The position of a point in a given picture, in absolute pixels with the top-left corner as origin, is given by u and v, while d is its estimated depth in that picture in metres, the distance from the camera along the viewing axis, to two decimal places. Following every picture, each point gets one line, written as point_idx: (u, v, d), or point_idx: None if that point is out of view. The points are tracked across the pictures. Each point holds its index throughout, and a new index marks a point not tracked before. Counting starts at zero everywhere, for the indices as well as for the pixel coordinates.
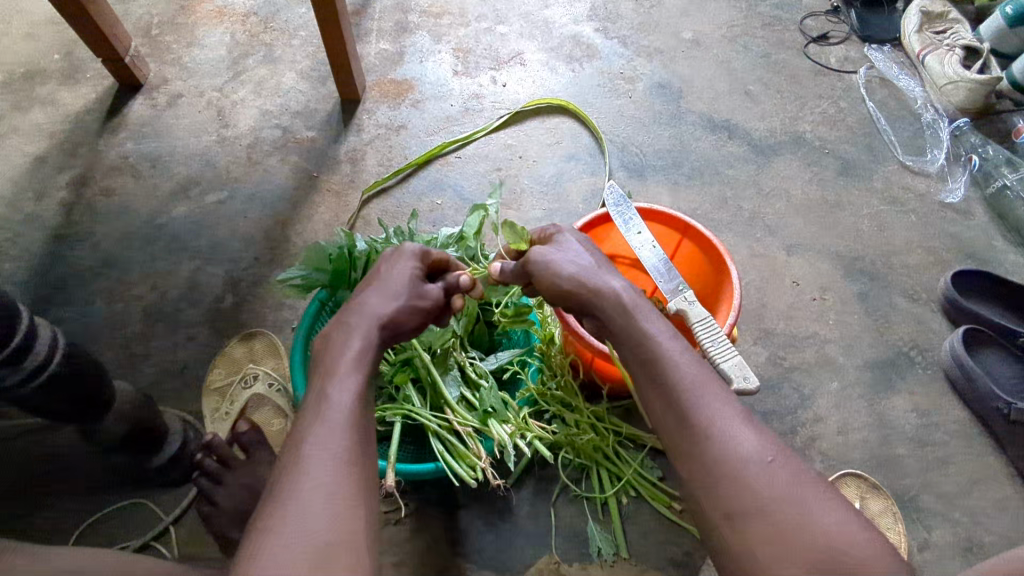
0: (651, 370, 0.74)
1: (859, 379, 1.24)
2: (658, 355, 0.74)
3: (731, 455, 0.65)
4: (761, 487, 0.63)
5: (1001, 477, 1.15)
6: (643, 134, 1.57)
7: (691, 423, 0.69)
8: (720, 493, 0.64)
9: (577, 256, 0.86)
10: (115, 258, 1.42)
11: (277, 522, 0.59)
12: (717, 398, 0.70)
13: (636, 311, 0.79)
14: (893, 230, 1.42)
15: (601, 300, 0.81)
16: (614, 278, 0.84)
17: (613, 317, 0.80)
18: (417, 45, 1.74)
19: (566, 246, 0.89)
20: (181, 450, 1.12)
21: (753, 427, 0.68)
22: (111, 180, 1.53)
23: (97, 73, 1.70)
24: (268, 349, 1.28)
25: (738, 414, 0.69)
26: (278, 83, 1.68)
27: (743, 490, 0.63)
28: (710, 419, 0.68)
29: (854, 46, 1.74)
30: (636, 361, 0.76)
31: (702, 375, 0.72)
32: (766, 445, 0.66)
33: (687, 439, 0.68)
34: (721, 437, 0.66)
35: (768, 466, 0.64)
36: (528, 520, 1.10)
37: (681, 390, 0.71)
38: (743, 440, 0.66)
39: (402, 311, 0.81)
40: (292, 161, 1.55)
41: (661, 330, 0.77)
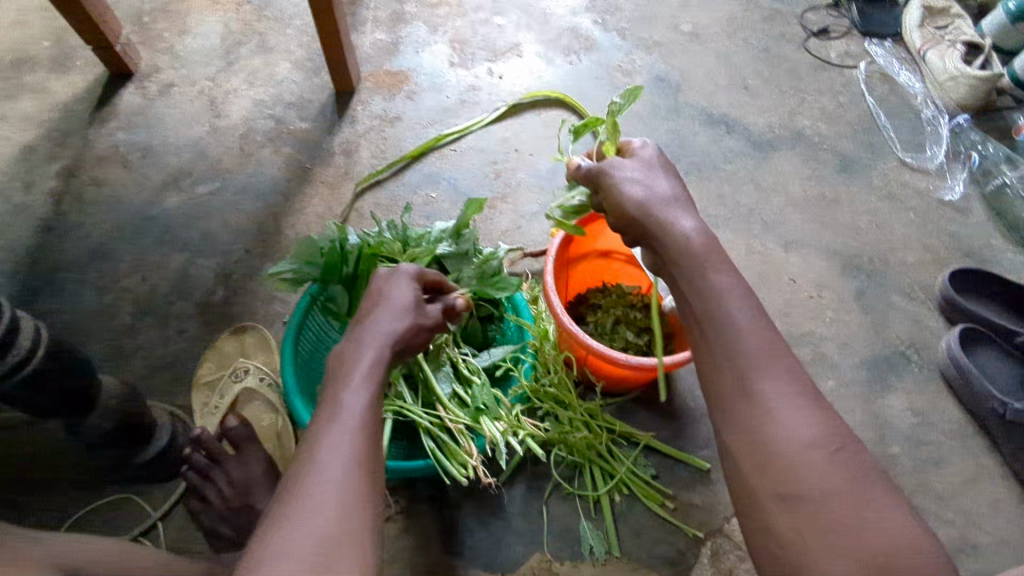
0: (713, 328, 0.68)
1: (855, 378, 1.23)
2: (722, 313, 0.68)
3: (786, 436, 0.60)
4: (818, 476, 0.58)
5: (996, 478, 1.14)
6: (641, 127, 1.55)
7: (751, 394, 0.63)
8: (773, 473, 0.60)
9: (653, 184, 0.78)
10: (105, 249, 1.40)
11: (283, 519, 0.58)
12: (780, 372, 0.64)
13: (708, 256, 0.71)
14: (891, 227, 1.41)
15: (668, 240, 0.74)
16: (688, 215, 0.76)
17: (676, 260, 0.73)
18: (413, 36, 1.72)
19: (641, 168, 0.80)
20: (169, 446, 1.12)
21: (817, 408, 0.62)
22: (101, 171, 1.51)
23: (88, 61, 1.67)
24: (259, 343, 1.26)
25: (802, 392, 0.63)
26: (271, 72, 1.66)
27: (798, 476, 0.59)
28: (773, 393, 0.63)
29: (854, 41, 1.72)
30: (696, 315, 0.70)
31: (770, 343, 0.65)
32: (828, 431, 0.60)
33: (746, 411, 0.63)
34: (777, 416, 0.61)
35: (829, 455, 0.59)
36: (520, 518, 1.09)
37: (744, 356, 0.65)
38: (801, 424, 0.61)
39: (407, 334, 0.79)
40: (285, 152, 1.53)
41: (730, 284, 0.69)
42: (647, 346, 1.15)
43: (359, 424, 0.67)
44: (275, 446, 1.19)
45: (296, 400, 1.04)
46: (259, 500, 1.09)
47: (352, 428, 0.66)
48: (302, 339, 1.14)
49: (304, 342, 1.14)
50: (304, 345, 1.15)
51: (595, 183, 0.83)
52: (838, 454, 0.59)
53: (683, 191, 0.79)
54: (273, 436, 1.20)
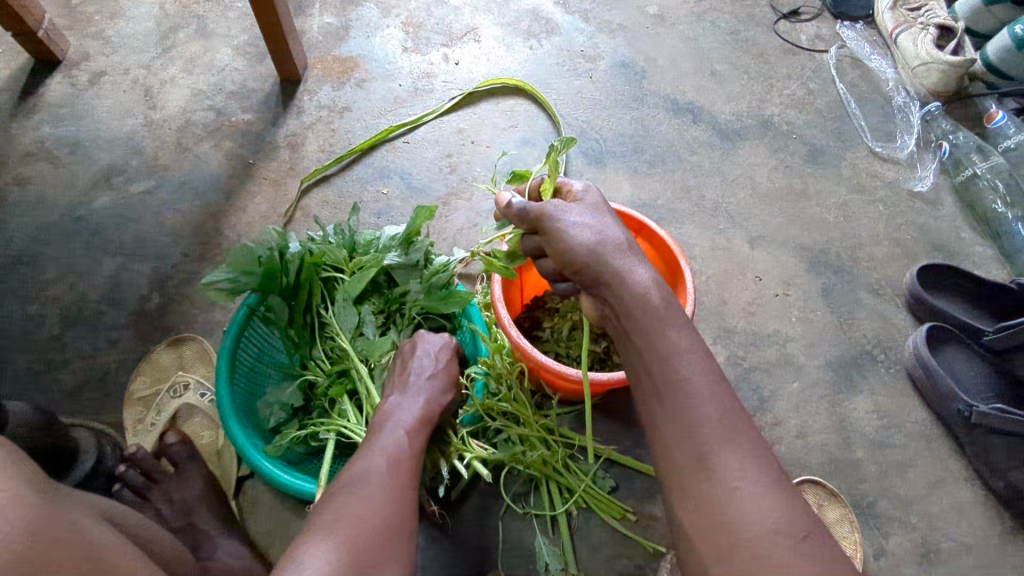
0: (670, 393, 0.64)
1: (820, 379, 1.19)
2: (678, 379, 0.64)
3: (749, 522, 0.56)
4: (786, 568, 0.52)
5: (960, 480, 1.12)
6: (604, 117, 1.48)
7: (709, 473, 0.60)
8: (730, 562, 0.56)
9: (601, 226, 0.74)
10: (31, 253, 1.30)
11: (321, 523, 0.61)
12: (741, 446, 0.60)
13: (662, 311, 0.68)
14: (860, 220, 1.37)
15: (619, 289, 0.71)
16: (642, 263, 0.73)
17: (634, 313, 0.70)
18: (364, 19, 1.62)
19: (586, 208, 0.77)
20: (96, 469, 1.04)
21: (782, 491, 0.57)
22: (25, 168, 1.40)
23: (10, 48, 1.55)
24: (199, 355, 1.19)
25: (764, 472, 0.58)
26: (211, 59, 1.55)
27: (762, 569, 0.53)
28: (735, 474, 0.58)
29: (825, 24, 1.66)
30: (652, 378, 0.67)
31: (731, 412, 0.62)
32: (794, 515, 0.56)
33: (702, 490, 0.60)
34: (741, 497, 0.57)
35: (798, 545, 0.54)
36: (473, 536, 1.05)
37: (702, 429, 0.61)
38: (767, 507, 0.56)
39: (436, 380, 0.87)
40: (226, 146, 1.44)
41: (690, 344, 0.66)
42: (605, 354, 1.09)
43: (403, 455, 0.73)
44: (215, 465, 1.12)
45: (231, 422, 0.96)
46: (201, 519, 1.03)
47: (393, 458, 0.72)
48: (239, 357, 1.05)
49: (241, 359, 1.06)
50: (243, 360, 1.06)
51: (533, 224, 0.77)
52: (812, 542, 0.54)
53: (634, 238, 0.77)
54: (213, 455, 1.13)
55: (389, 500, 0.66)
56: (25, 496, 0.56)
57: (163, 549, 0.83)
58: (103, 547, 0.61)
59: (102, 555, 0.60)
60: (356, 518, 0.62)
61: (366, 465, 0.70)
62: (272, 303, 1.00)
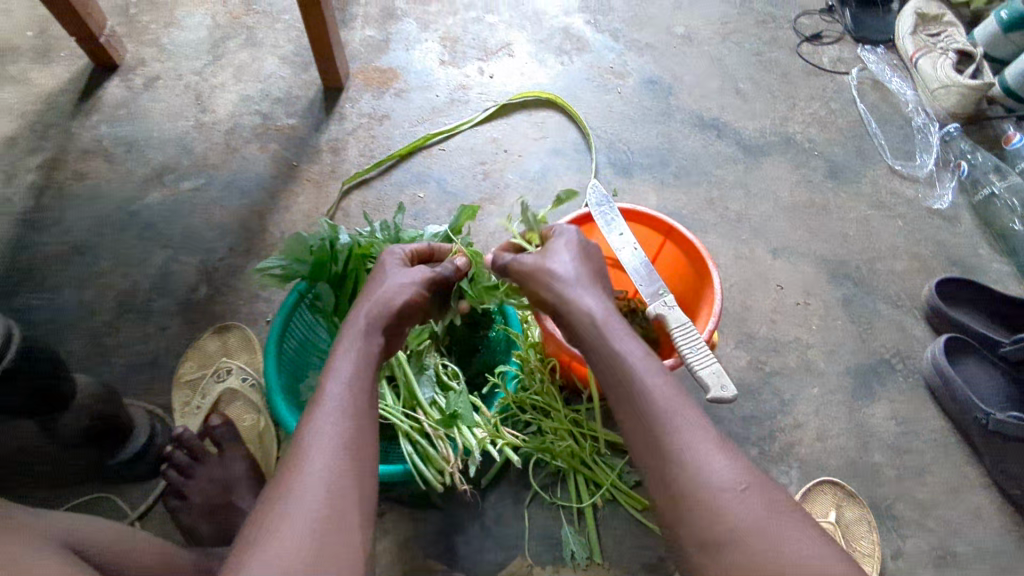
0: (622, 389, 0.75)
1: (839, 386, 1.23)
2: (629, 374, 0.74)
3: (699, 483, 0.65)
4: (730, 518, 0.62)
5: (977, 487, 1.15)
6: (631, 131, 1.54)
7: (665, 451, 0.68)
8: (693, 524, 0.64)
9: (557, 264, 0.85)
10: (87, 244, 1.38)
11: (276, 514, 0.63)
12: (686, 420, 0.70)
13: (608, 330, 0.78)
14: (879, 235, 1.41)
15: (572, 317, 0.82)
16: (592, 290, 0.83)
17: (586, 331, 0.80)
18: (403, 33, 1.70)
19: (546, 251, 0.88)
20: (148, 445, 1.10)
21: (726, 454, 0.67)
22: (83, 164, 1.48)
23: (72, 53, 1.65)
24: (242, 343, 1.25)
25: (708, 442, 0.68)
26: (259, 68, 1.64)
27: (712, 520, 0.63)
28: (680, 447, 0.68)
29: (847, 47, 1.72)
30: (609, 380, 0.77)
31: (675, 397, 0.72)
32: (734, 472, 0.66)
33: (660, 466, 0.68)
34: (690, 464, 0.66)
35: (738, 496, 0.64)
36: (499, 523, 1.09)
37: (650, 414, 0.71)
38: (713, 468, 0.66)
39: (403, 316, 0.85)
40: (271, 149, 1.52)
41: (637, 347, 0.76)
42: None
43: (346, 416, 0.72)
44: (256, 447, 1.17)
45: (278, 399, 1.02)
46: (240, 497, 1.09)
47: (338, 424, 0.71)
48: (287, 340, 1.12)
49: (288, 342, 1.12)
50: (291, 344, 1.13)
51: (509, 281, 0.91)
52: (752, 492, 0.64)
53: (597, 273, 0.87)
54: (254, 438, 1.17)
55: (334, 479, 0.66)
56: None
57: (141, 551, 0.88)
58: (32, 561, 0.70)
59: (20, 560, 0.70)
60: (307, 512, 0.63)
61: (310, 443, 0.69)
62: (321, 290, 1.08)
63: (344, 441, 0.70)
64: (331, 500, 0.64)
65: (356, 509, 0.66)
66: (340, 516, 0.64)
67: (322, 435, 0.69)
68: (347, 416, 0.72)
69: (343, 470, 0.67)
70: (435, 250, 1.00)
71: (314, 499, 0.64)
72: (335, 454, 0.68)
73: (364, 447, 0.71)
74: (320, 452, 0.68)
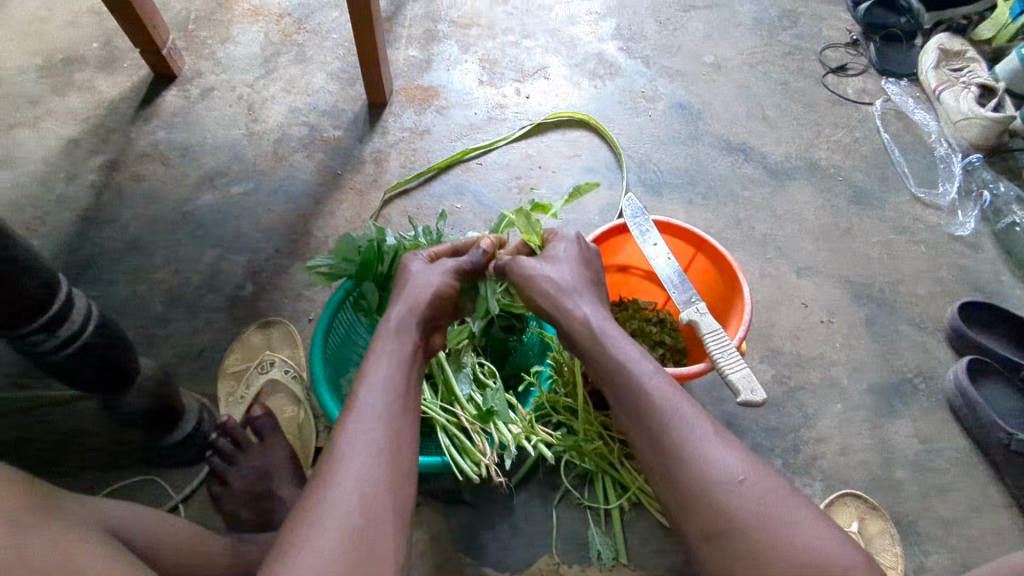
0: (622, 395, 0.78)
1: (862, 402, 1.25)
2: (629, 378, 0.77)
3: (704, 477, 0.68)
4: (734, 507, 0.65)
5: (999, 507, 1.16)
6: (661, 152, 1.60)
7: (668, 448, 0.71)
8: (697, 514, 0.67)
9: (558, 272, 0.91)
10: (142, 241, 1.46)
11: (309, 518, 0.61)
12: (686, 416, 0.73)
13: (604, 337, 0.82)
14: (902, 259, 1.45)
15: (570, 327, 0.86)
16: (586, 300, 0.88)
17: (583, 339, 0.85)
18: (444, 54, 1.79)
19: (545, 262, 0.93)
20: (196, 431, 1.14)
21: (723, 445, 0.70)
22: (141, 167, 1.57)
23: (134, 63, 1.75)
24: (285, 338, 1.31)
25: (709, 436, 0.71)
26: (308, 82, 1.73)
27: (717, 512, 0.66)
28: (682, 444, 0.70)
29: (871, 79, 1.78)
30: (610, 387, 0.80)
31: (671, 396, 0.75)
32: (733, 461, 0.69)
33: (663, 463, 0.71)
34: (693, 459, 0.69)
35: (740, 486, 0.67)
36: (527, 522, 1.12)
37: (650, 414, 0.74)
38: (715, 460, 0.69)
39: (433, 312, 0.89)
40: (317, 158, 1.59)
41: (633, 354, 0.80)
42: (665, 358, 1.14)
43: (374, 415, 0.71)
44: (295, 438, 1.22)
45: (322, 389, 1.07)
46: (280, 485, 1.12)
47: (369, 420, 0.70)
48: (331, 335, 1.17)
49: (332, 337, 1.18)
50: (334, 339, 1.19)
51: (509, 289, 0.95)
52: (751, 480, 0.67)
53: (592, 282, 0.93)
54: (293, 429, 1.22)
55: (365, 478, 0.65)
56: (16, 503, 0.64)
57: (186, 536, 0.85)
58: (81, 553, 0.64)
59: (77, 559, 0.63)
60: (339, 513, 0.62)
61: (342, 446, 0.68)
62: (367, 289, 1.13)
63: (381, 445, 0.68)
64: (366, 503, 0.63)
65: (389, 506, 0.64)
66: (375, 517, 0.63)
67: (357, 437, 0.68)
68: (380, 416, 0.71)
69: (378, 474, 0.66)
70: (460, 247, 1.01)
71: (348, 501, 0.63)
72: (366, 453, 0.67)
73: (401, 453, 0.70)
74: (356, 455, 0.67)
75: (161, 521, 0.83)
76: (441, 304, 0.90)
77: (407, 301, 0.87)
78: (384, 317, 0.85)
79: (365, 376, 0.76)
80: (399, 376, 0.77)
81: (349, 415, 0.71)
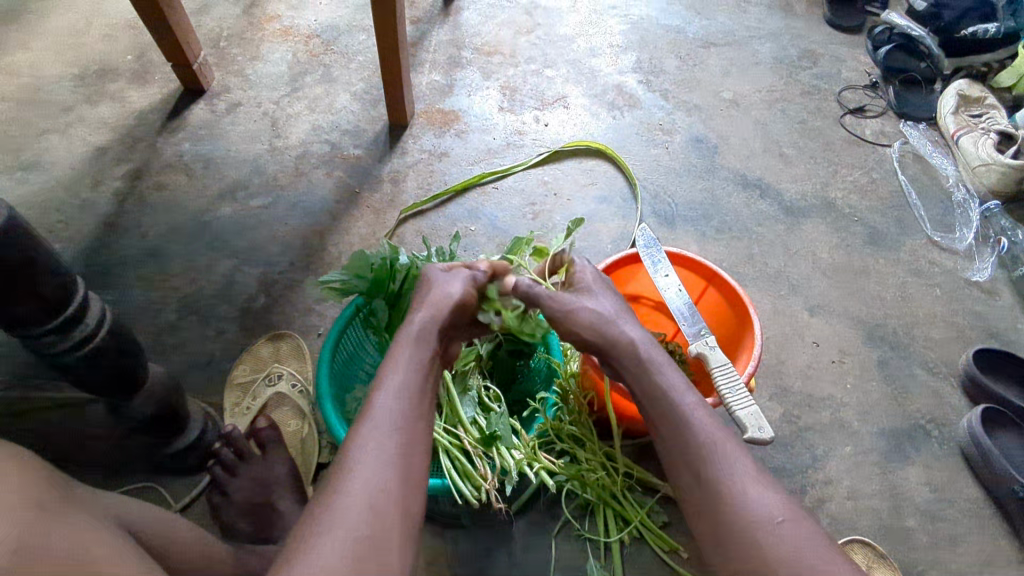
0: (664, 424, 0.76)
1: (873, 446, 1.23)
2: (673, 408, 0.75)
3: (742, 516, 0.66)
4: (770, 551, 0.63)
5: (1012, 562, 1.13)
6: (677, 184, 1.61)
7: (709, 484, 0.69)
8: (729, 551, 0.66)
9: (602, 301, 0.87)
10: (160, 248, 1.48)
11: (316, 532, 0.61)
12: (728, 453, 0.71)
13: (650, 363, 0.79)
14: (917, 302, 1.43)
15: (616, 352, 0.82)
16: (633, 324, 0.85)
17: (626, 362, 0.82)
18: (466, 79, 1.82)
19: (588, 284, 0.89)
20: (199, 439, 1.15)
21: (765, 486, 0.68)
22: (165, 176, 1.60)
23: (165, 76, 1.80)
24: (294, 351, 1.31)
25: (751, 474, 0.69)
26: (332, 101, 1.77)
27: (752, 552, 0.64)
28: (723, 481, 0.69)
29: (889, 121, 1.78)
30: (650, 414, 0.78)
31: (715, 431, 0.73)
32: (773, 504, 0.67)
33: (701, 497, 0.70)
34: (733, 497, 0.67)
35: (778, 529, 0.65)
36: (525, 551, 1.10)
37: (692, 447, 0.72)
38: (755, 501, 0.67)
39: (454, 319, 0.85)
40: (337, 175, 1.62)
41: (678, 383, 0.78)
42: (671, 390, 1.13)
43: (387, 427, 0.69)
44: (297, 453, 1.21)
45: (327, 403, 1.06)
46: (280, 500, 1.12)
47: (383, 432, 0.69)
48: (339, 350, 1.18)
49: (340, 353, 1.18)
50: (342, 355, 1.19)
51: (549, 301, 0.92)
52: (790, 524, 0.65)
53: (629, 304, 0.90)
54: (296, 444, 1.22)
55: (374, 494, 0.64)
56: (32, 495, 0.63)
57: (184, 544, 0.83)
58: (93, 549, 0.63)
59: (92, 554, 0.62)
60: (346, 529, 0.61)
61: (354, 456, 0.66)
62: (377, 306, 1.13)
63: (394, 459, 0.67)
64: (374, 520, 0.62)
65: (398, 524, 0.63)
66: (384, 536, 0.62)
67: (370, 448, 0.67)
68: (395, 429, 0.69)
69: (389, 489, 0.65)
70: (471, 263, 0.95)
71: (356, 517, 0.62)
72: (379, 468, 0.66)
73: (414, 467, 0.68)
74: (368, 468, 0.65)
75: (168, 521, 0.82)
76: (463, 311, 0.87)
77: (429, 305, 0.83)
78: (404, 319, 0.82)
79: (381, 381, 0.74)
80: (416, 385, 0.74)
81: (361, 423, 0.70)
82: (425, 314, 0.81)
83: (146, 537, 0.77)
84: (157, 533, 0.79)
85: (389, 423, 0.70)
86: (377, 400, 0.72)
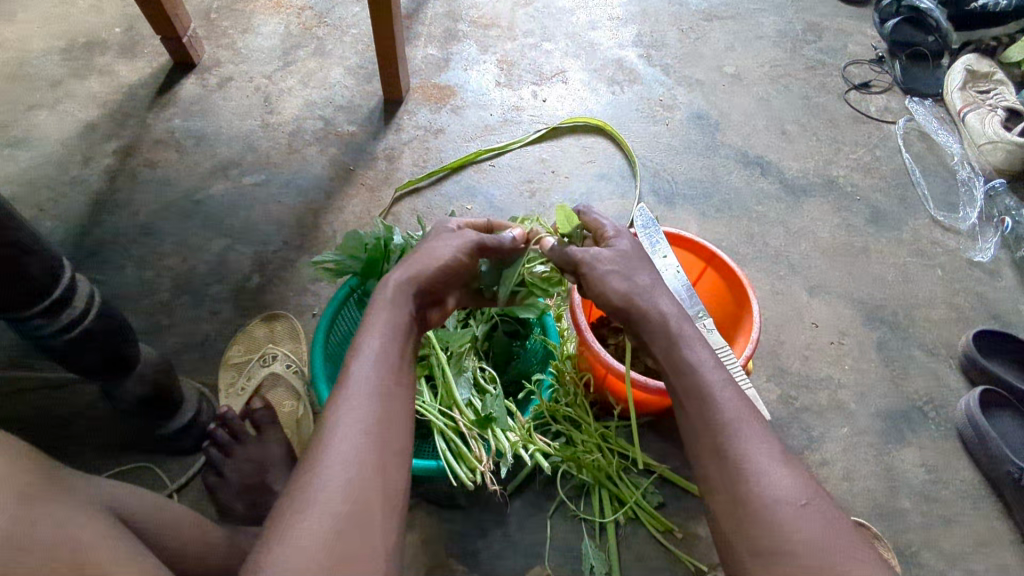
0: (688, 400, 0.74)
1: (870, 427, 1.23)
2: (700, 384, 0.74)
3: (763, 495, 0.65)
4: (788, 531, 0.62)
5: (1004, 543, 1.13)
6: (677, 162, 1.58)
7: (729, 460, 0.68)
8: (750, 531, 0.65)
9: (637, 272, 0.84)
10: (153, 227, 1.46)
11: (296, 502, 0.61)
12: (753, 433, 0.70)
13: (680, 339, 0.79)
14: (918, 283, 1.42)
15: (648, 320, 0.81)
16: (662, 299, 0.82)
17: (654, 335, 0.80)
18: (463, 53, 1.78)
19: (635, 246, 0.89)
20: (194, 420, 1.15)
21: (787, 467, 0.67)
22: (155, 153, 1.57)
23: (155, 50, 1.76)
24: (288, 332, 1.29)
25: (775, 455, 0.68)
26: (325, 76, 1.73)
27: (769, 533, 0.63)
28: (746, 456, 0.68)
29: (895, 97, 1.75)
30: (674, 388, 0.77)
31: (742, 409, 0.71)
32: (796, 487, 0.65)
33: (719, 475, 0.69)
34: (756, 475, 0.66)
35: (798, 511, 0.63)
36: (520, 532, 1.10)
37: (716, 424, 0.71)
38: (775, 481, 0.66)
39: (437, 283, 0.84)
40: (330, 153, 1.59)
41: (708, 360, 0.77)
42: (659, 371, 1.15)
43: (367, 395, 0.69)
44: (293, 432, 1.21)
45: (321, 385, 1.04)
46: (276, 479, 1.11)
47: (361, 399, 0.68)
48: (333, 332, 1.16)
49: (333, 335, 1.16)
50: (336, 337, 1.17)
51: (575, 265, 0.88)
52: (812, 509, 0.64)
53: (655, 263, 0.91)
54: (291, 423, 1.22)
55: (353, 464, 0.63)
56: (28, 485, 0.63)
57: (176, 528, 0.82)
58: (85, 541, 0.62)
59: (83, 550, 0.61)
60: (323, 501, 0.60)
61: (334, 424, 0.66)
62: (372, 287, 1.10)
63: (371, 426, 0.67)
64: (352, 491, 0.62)
65: (377, 495, 0.63)
66: (364, 508, 0.62)
67: (348, 416, 0.67)
68: (373, 397, 0.69)
69: (366, 454, 0.65)
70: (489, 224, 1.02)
71: (335, 487, 0.61)
72: (357, 438, 0.65)
73: (392, 436, 0.68)
74: (344, 434, 0.65)
75: (153, 501, 0.81)
76: (453, 273, 0.87)
77: (408, 265, 0.83)
78: (381, 281, 0.81)
79: (359, 345, 0.74)
80: (393, 350, 0.74)
81: (339, 392, 0.70)
82: (402, 274, 0.81)
83: (138, 522, 0.77)
84: (148, 519, 0.79)
85: (367, 387, 0.70)
86: (356, 364, 0.72)
